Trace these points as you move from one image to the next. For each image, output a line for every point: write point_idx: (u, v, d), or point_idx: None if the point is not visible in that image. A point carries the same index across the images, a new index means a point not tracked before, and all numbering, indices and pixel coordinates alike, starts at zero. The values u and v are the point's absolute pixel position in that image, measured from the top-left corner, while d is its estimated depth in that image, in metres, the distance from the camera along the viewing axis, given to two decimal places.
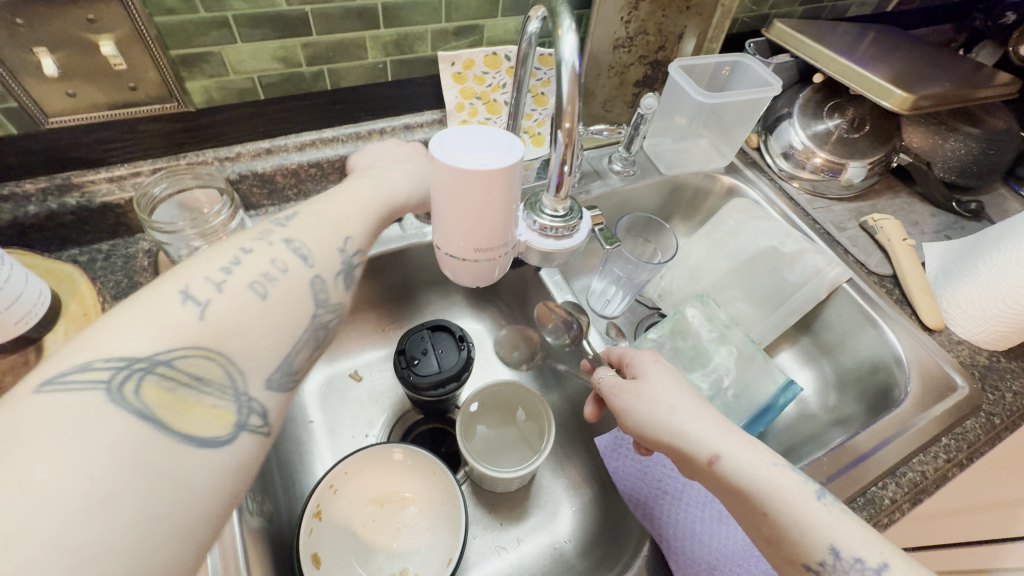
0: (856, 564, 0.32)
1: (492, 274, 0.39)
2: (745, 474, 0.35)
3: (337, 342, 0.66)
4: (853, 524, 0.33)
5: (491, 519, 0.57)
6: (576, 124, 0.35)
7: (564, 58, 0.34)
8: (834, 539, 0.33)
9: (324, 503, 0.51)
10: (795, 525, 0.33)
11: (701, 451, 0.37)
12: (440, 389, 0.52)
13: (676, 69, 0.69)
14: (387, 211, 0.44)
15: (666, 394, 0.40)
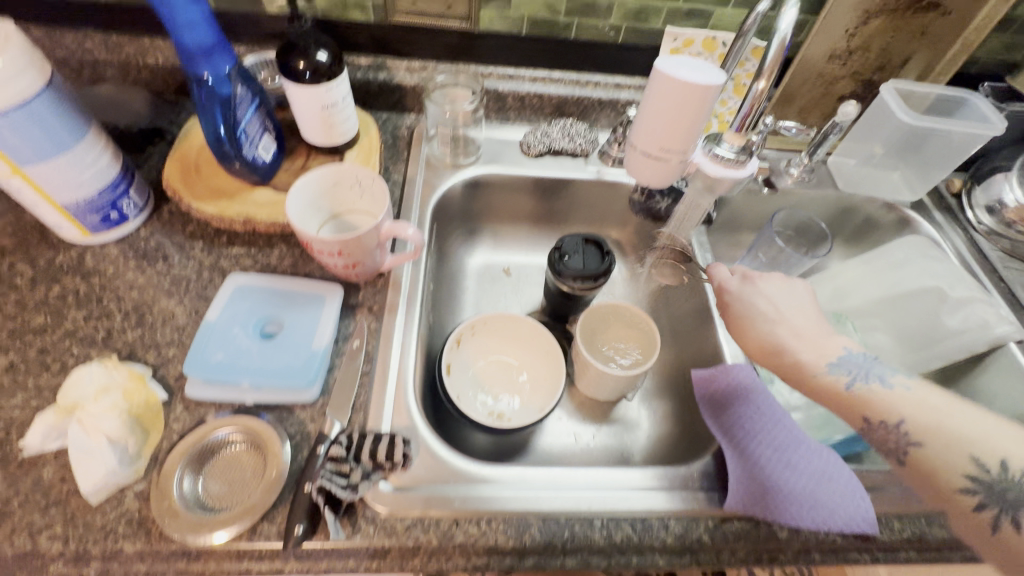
0: (887, 425, 0.41)
1: (668, 178, 0.50)
2: (797, 376, 0.47)
3: (502, 240, 0.82)
4: (884, 396, 0.42)
5: (573, 413, 0.69)
6: (770, 83, 0.46)
7: (778, 29, 0.44)
8: (866, 412, 0.43)
9: (464, 338, 0.66)
10: (837, 408, 0.44)
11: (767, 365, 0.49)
12: (580, 283, 0.64)
13: (890, 89, 0.70)
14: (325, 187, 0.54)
15: (741, 316, 0.51)
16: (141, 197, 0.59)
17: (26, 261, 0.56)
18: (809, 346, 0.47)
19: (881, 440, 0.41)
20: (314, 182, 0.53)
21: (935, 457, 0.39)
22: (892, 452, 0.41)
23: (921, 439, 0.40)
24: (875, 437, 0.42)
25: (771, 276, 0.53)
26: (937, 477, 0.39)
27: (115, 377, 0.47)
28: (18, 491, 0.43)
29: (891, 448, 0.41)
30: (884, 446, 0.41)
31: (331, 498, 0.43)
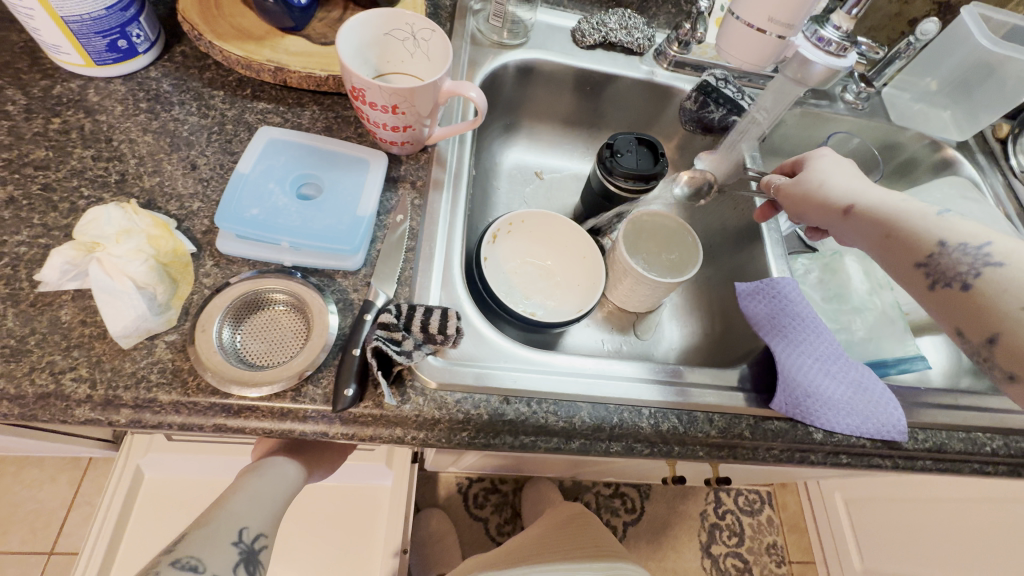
0: (964, 249, 0.40)
1: (762, 58, 0.47)
2: (877, 208, 0.44)
3: (538, 141, 0.77)
4: (970, 223, 0.41)
5: (604, 322, 0.68)
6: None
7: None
8: (945, 237, 0.41)
9: (501, 234, 0.63)
10: (913, 236, 0.42)
11: (840, 201, 0.46)
12: (630, 183, 0.60)
13: (971, 11, 0.67)
14: (382, 24, 0.47)
15: (822, 165, 0.49)
16: (152, 29, 0.51)
17: (17, 88, 0.49)
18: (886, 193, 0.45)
19: (950, 265, 0.40)
20: (364, 26, 0.47)
21: (1015, 275, 0.37)
22: (963, 276, 0.39)
23: (1004, 258, 0.38)
24: (944, 263, 0.40)
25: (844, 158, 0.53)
26: (1006, 297, 0.37)
27: (136, 221, 0.43)
28: (33, 330, 0.39)
29: (964, 269, 0.39)
30: (954, 269, 0.40)
31: (383, 364, 0.41)
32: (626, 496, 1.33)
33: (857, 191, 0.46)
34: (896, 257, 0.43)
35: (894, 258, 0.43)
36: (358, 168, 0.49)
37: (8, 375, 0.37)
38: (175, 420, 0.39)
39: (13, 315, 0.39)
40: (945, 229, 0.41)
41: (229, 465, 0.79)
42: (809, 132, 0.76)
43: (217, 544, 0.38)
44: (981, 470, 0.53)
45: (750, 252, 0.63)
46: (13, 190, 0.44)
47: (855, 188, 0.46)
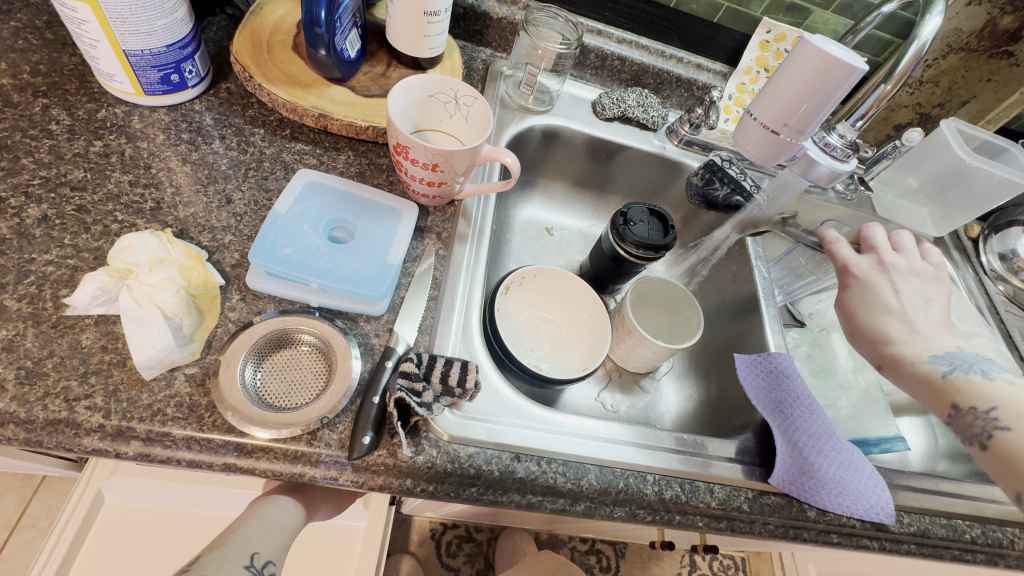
0: (981, 412, 0.46)
1: (778, 153, 0.52)
2: (909, 369, 0.50)
3: (551, 199, 0.80)
4: (980, 385, 0.47)
5: (604, 380, 0.69)
6: (895, 87, 0.50)
7: (920, 35, 0.48)
8: (960, 400, 0.47)
9: (513, 287, 0.65)
10: (938, 399, 0.48)
11: (875, 354, 0.52)
12: (640, 250, 0.64)
13: (949, 125, 0.75)
14: (432, 88, 0.51)
15: (859, 300, 0.54)
16: (203, 65, 0.53)
17: (64, 108, 0.50)
18: (914, 342, 0.51)
19: (968, 424, 0.47)
20: (412, 88, 0.50)
21: (1020, 441, 0.44)
22: (979, 437, 0.45)
23: (1009, 424, 0.45)
24: (966, 423, 0.47)
25: (904, 269, 0.55)
26: (1018, 460, 0.43)
27: (170, 250, 0.43)
28: (51, 353, 0.38)
29: (979, 430, 0.46)
30: (971, 429, 0.46)
31: (403, 412, 0.42)
32: (601, 553, 1.30)
33: (883, 340, 0.52)
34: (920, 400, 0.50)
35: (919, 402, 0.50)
36: (392, 215, 0.51)
37: (21, 398, 0.36)
38: (187, 456, 0.38)
39: (32, 335, 0.38)
40: (963, 391, 0.47)
41: (190, 498, 0.72)
42: (802, 215, 0.81)
43: (231, 564, 0.44)
44: (961, 557, 0.55)
45: (749, 325, 0.66)
46: (48, 208, 0.44)
47: (883, 335, 0.52)
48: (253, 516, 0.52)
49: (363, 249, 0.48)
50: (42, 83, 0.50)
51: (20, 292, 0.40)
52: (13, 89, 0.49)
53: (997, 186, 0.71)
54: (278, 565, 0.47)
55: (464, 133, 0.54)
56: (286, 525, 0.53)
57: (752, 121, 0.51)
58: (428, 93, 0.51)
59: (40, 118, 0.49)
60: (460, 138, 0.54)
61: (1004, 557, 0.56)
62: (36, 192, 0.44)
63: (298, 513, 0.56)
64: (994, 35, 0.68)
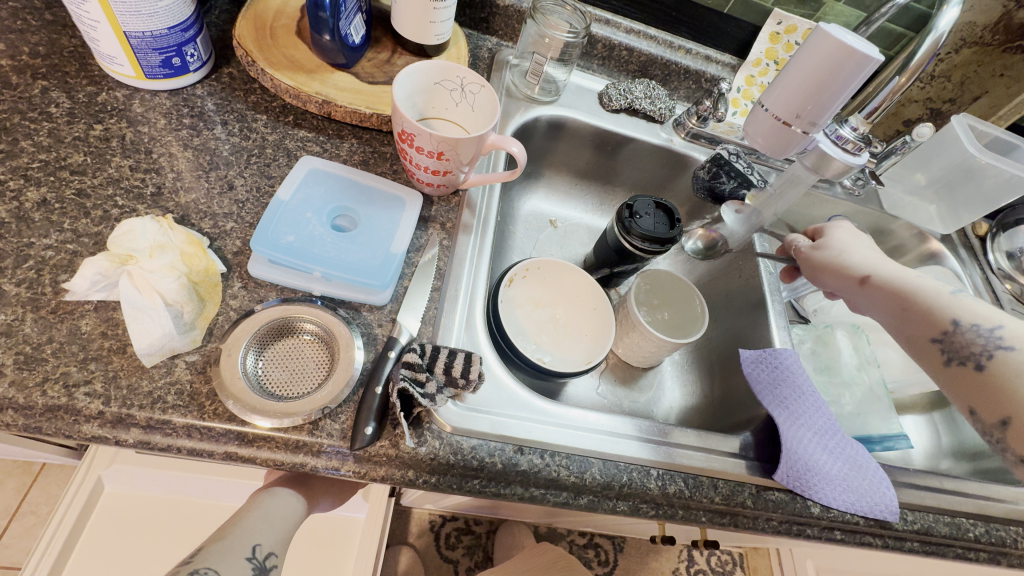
0: (975, 327, 0.45)
1: (789, 145, 0.51)
2: (895, 279, 0.49)
3: (556, 191, 0.80)
4: (976, 308, 0.46)
5: (607, 374, 0.69)
6: (909, 79, 0.50)
7: (937, 27, 0.48)
8: (958, 314, 0.46)
9: (516, 279, 0.65)
10: (928, 311, 0.47)
11: (857, 272, 0.51)
12: (646, 243, 0.63)
13: (960, 120, 0.74)
14: (437, 75, 0.50)
15: (833, 241, 0.55)
16: (205, 49, 0.52)
17: (63, 91, 0.49)
18: (895, 271, 0.51)
19: (963, 344, 0.45)
20: (417, 75, 0.49)
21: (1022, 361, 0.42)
22: (976, 356, 0.44)
23: (1013, 342, 0.43)
24: (958, 342, 0.45)
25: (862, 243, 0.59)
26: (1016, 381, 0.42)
27: (171, 236, 0.42)
28: (50, 339, 0.38)
29: (978, 347, 0.44)
30: (968, 346, 0.45)
31: (406, 403, 0.41)
32: (600, 547, 1.31)
33: (866, 268, 0.51)
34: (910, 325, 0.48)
35: (909, 326, 0.48)
36: (396, 204, 0.51)
37: (19, 383, 0.36)
38: (187, 444, 0.38)
39: (31, 320, 0.38)
40: (949, 306, 0.47)
41: (190, 486, 0.72)
42: (808, 211, 0.81)
43: (233, 556, 0.43)
44: (964, 555, 0.55)
45: (754, 320, 0.66)
46: (47, 192, 0.43)
47: (867, 265, 0.51)
48: (255, 508, 0.52)
49: (365, 238, 0.47)
50: (41, 65, 0.50)
51: (19, 277, 0.39)
52: (12, 71, 0.48)
53: (1005, 183, 0.70)
54: (280, 557, 0.47)
55: (468, 122, 0.53)
56: (287, 517, 0.53)
57: (763, 112, 0.50)
58: (433, 80, 0.50)
59: (39, 100, 0.48)
60: (465, 126, 0.53)
61: (1007, 557, 0.56)
62: (35, 176, 0.44)
63: (299, 505, 0.56)
64: (1009, 29, 0.67)
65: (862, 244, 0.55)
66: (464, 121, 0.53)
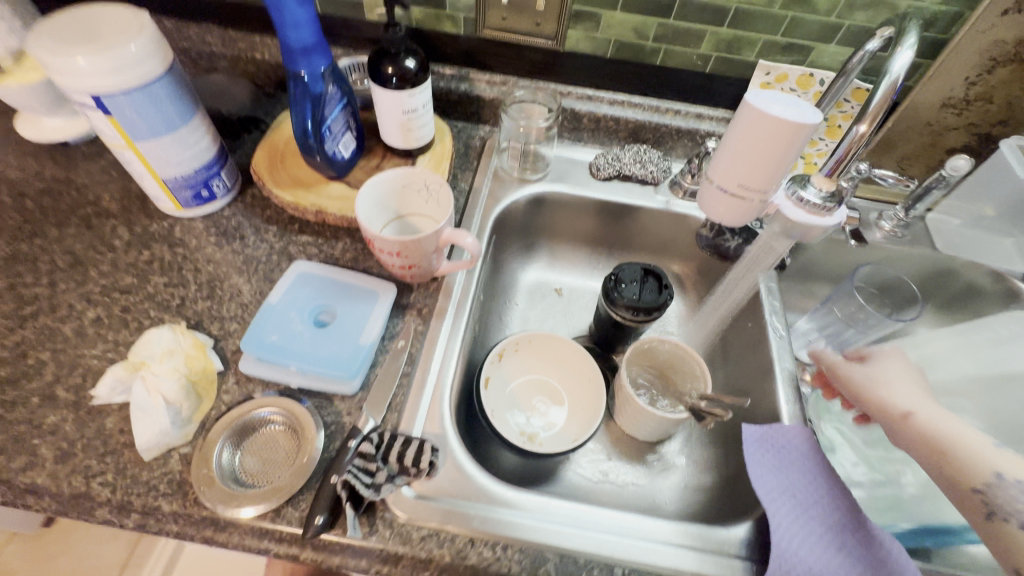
0: (1014, 483, 0.39)
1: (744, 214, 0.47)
2: (935, 425, 0.43)
3: (559, 260, 0.81)
4: (991, 455, 0.40)
5: (610, 448, 0.66)
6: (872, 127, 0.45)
7: (889, 73, 0.42)
8: (1000, 467, 0.39)
9: (508, 353, 0.65)
10: (964, 459, 0.41)
11: (897, 408, 0.46)
12: (634, 314, 0.61)
13: (1010, 145, 0.64)
14: (399, 181, 0.56)
15: (882, 372, 0.50)
16: (230, 179, 0.64)
17: (125, 225, 0.62)
18: (927, 409, 0.45)
19: (975, 499, 0.39)
20: (384, 183, 0.55)
21: None
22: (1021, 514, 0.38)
23: None
24: (999, 496, 0.39)
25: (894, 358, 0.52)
26: None
27: (181, 342, 0.51)
28: (82, 435, 0.46)
29: (1003, 502, 0.38)
30: (995, 500, 0.39)
31: (354, 495, 0.43)
32: None
33: (895, 412, 0.46)
34: (928, 468, 0.43)
35: (928, 469, 0.43)
36: (371, 297, 0.55)
37: (54, 474, 0.44)
38: (171, 530, 0.43)
39: (71, 421, 0.47)
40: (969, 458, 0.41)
41: None
42: (841, 258, 0.73)
43: None
44: None
45: (764, 390, 0.60)
46: (101, 311, 0.54)
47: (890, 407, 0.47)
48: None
49: (341, 332, 0.53)
50: (114, 207, 0.63)
51: (69, 383, 0.49)
52: (93, 215, 0.62)
53: None
54: None
55: (434, 213, 0.57)
56: None
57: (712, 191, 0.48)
58: (397, 186, 0.56)
59: (108, 236, 0.61)
60: (431, 218, 0.58)
61: None
62: (95, 298, 0.55)
63: None
64: None
65: (906, 372, 0.50)
66: (429, 213, 0.58)
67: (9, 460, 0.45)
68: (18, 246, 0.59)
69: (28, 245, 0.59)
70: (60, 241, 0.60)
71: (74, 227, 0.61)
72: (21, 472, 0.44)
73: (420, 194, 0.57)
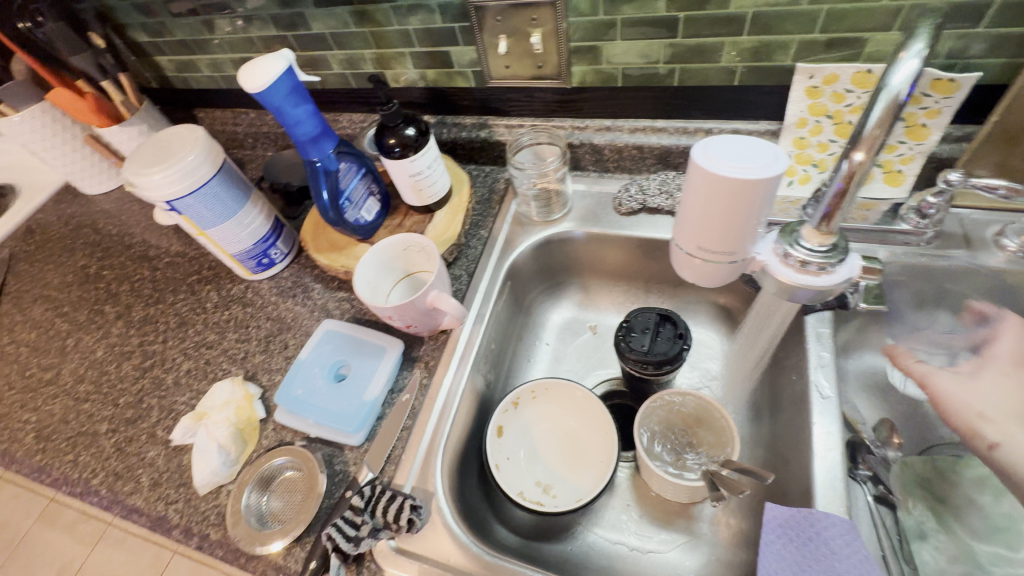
0: None
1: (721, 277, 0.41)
2: (1019, 457, 0.45)
3: (593, 297, 0.78)
4: None
5: (633, 505, 0.62)
6: (872, 153, 0.34)
7: (890, 84, 0.33)
8: None
9: (524, 400, 0.66)
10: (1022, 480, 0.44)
11: (981, 437, 0.48)
12: (644, 366, 0.57)
13: None
14: (397, 247, 0.60)
15: (974, 400, 0.49)
16: (287, 245, 0.75)
17: (216, 289, 0.77)
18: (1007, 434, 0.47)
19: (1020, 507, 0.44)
20: (385, 249, 0.59)
21: None
22: None
23: None
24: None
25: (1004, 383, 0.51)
26: None
27: (236, 393, 0.62)
28: (168, 468, 0.59)
29: None
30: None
31: (339, 547, 0.48)
32: None
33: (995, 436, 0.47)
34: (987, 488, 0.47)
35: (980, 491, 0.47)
36: (379, 353, 0.61)
37: (147, 499, 0.57)
38: (215, 555, 0.53)
39: (162, 456, 0.60)
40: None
41: None
42: (941, 287, 0.58)
43: None
44: None
45: (806, 458, 0.51)
46: (192, 363, 0.69)
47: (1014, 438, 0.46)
48: None
49: (351, 387, 0.58)
50: (210, 274, 0.79)
51: (165, 424, 0.63)
52: (196, 282, 0.78)
53: None
54: None
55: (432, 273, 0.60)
56: None
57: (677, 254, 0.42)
58: (396, 251, 0.60)
59: (203, 299, 0.76)
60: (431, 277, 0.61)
61: None
62: (189, 352, 0.70)
63: None
64: None
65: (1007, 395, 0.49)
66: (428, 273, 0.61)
67: (122, 485, 0.59)
68: (148, 310, 0.77)
69: (154, 309, 0.77)
70: (173, 305, 0.76)
71: (183, 293, 0.78)
72: (128, 495, 0.58)
73: (417, 256, 0.60)
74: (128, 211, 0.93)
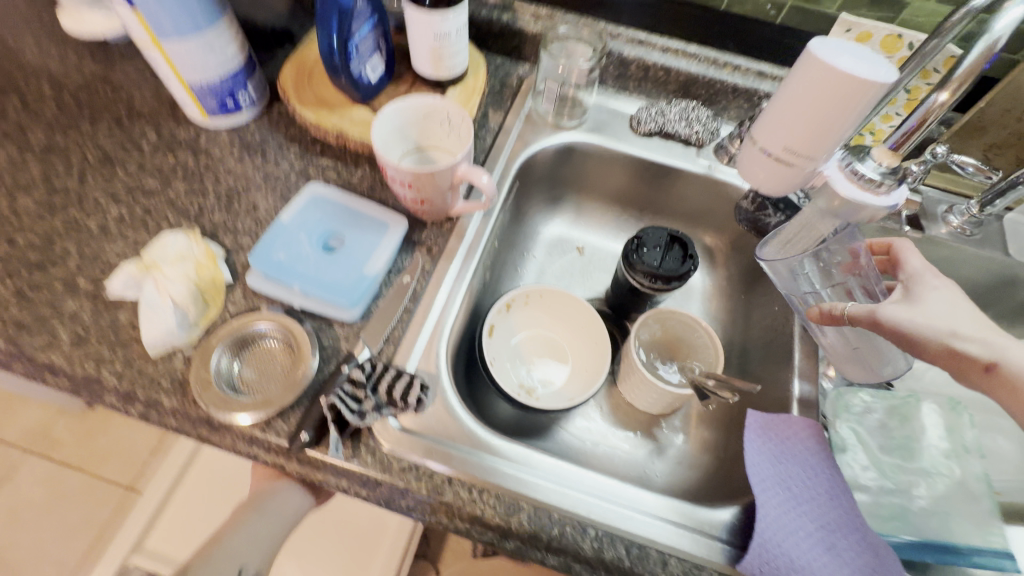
0: None
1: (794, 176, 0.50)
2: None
3: (585, 217, 0.77)
4: None
5: (607, 413, 0.65)
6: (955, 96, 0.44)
7: (993, 29, 0.40)
8: None
9: (516, 305, 0.64)
10: None
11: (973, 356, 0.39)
12: (651, 281, 0.58)
13: None
14: (418, 110, 0.53)
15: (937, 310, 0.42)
16: (257, 92, 0.63)
17: (154, 128, 0.62)
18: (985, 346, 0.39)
19: None
20: (405, 109, 0.53)
21: None
22: None
23: None
24: None
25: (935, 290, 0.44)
26: None
27: (194, 249, 0.52)
28: (97, 325, 0.48)
29: None
30: None
31: (338, 417, 0.44)
32: None
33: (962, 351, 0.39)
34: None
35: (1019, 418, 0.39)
36: (381, 229, 0.54)
37: (68, 357, 0.47)
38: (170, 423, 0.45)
39: (88, 310, 0.49)
40: None
41: None
42: None
43: None
44: None
45: None
46: (124, 210, 0.56)
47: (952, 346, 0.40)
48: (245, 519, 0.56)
49: (347, 259, 0.52)
50: (145, 109, 0.63)
51: (90, 274, 0.51)
52: (125, 115, 0.63)
53: None
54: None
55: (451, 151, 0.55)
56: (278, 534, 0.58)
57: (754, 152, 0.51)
58: (416, 116, 0.53)
59: (137, 137, 0.61)
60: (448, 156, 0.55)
61: None
62: (120, 197, 0.57)
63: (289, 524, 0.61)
64: None
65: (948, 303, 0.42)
66: (446, 151, 0.55)
67: (30, 338, 0.47)
68: (53, 137, 0.60)
69: (63, 137, 0.60)
70: (92, 137, 0.61)
71: (106, 125, 0.62)
72: (41, 350, 0.47)
73: (439, 127, 0.54)
74: (14, 8, 0.70)
